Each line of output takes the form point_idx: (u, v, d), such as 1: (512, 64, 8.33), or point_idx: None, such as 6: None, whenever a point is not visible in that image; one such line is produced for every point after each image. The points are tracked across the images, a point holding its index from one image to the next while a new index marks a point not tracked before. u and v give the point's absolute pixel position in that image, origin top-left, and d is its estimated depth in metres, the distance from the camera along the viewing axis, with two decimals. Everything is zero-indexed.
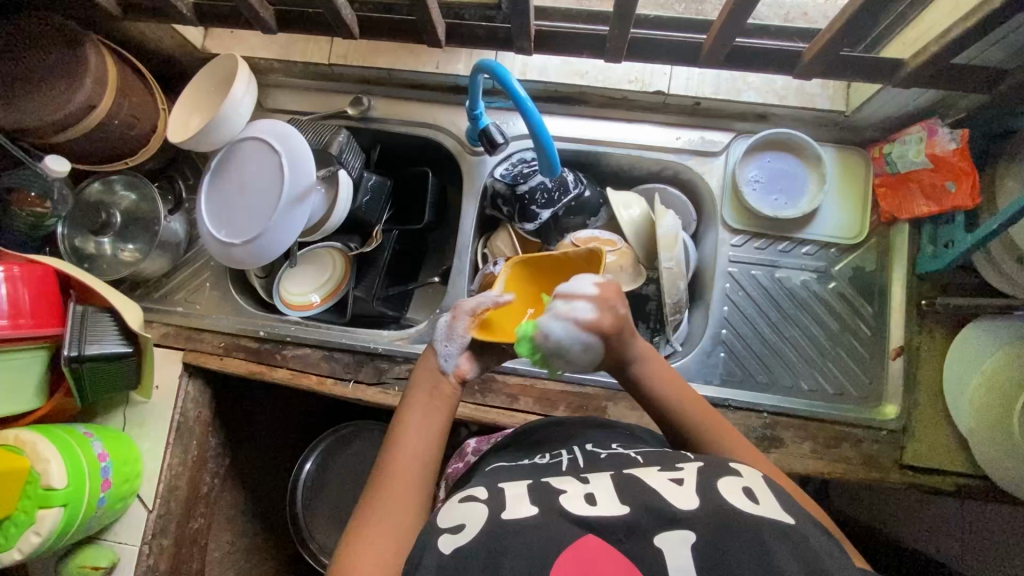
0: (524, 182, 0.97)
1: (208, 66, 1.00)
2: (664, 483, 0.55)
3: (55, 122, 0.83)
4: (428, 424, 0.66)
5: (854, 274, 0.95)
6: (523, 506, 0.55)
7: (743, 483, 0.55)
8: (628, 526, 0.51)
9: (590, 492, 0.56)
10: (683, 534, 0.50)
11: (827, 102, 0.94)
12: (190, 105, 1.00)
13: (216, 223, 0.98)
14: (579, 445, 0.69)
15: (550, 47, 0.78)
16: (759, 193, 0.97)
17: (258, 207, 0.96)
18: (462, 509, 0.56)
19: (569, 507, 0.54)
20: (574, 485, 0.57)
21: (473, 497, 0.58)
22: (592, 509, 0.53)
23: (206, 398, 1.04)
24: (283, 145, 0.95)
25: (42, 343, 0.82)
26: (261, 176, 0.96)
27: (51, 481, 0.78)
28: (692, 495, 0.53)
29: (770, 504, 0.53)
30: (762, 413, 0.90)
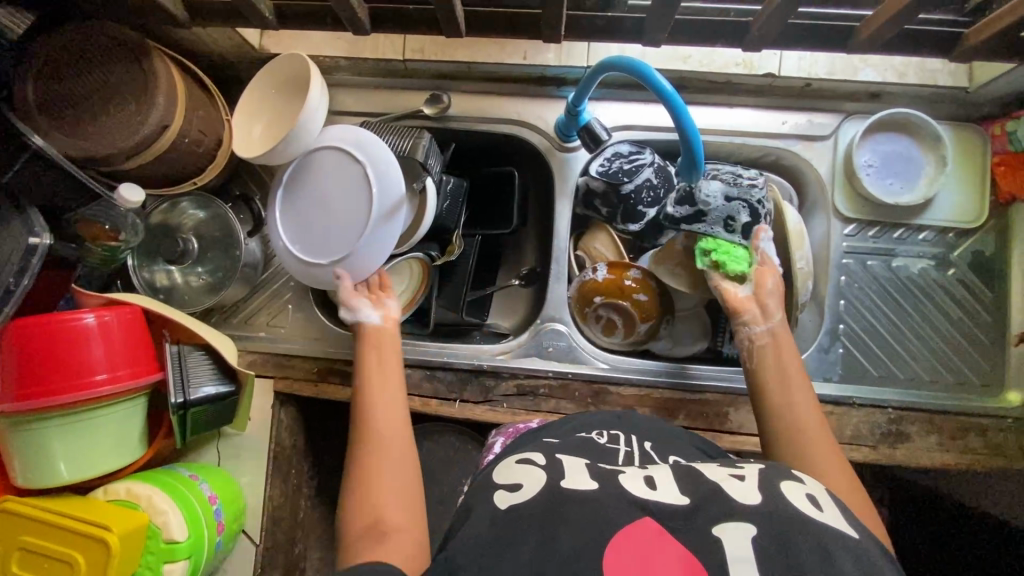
0: (629, 181, 0.90)
1: (270, 65, 0.88)
2: (729, 479, 0.56)
3: (128, 150, 0.74)
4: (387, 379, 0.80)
5: (973, 259, 0.91)
6: (583, 480, 0.58)
7: (806, 490, 0.54)
8: (687, 513, 0.51)
9: (649, 477, 0.58)
10: (745, 526, 0.49)
11: (949, 78, 0.88)
12: (251, 111, 0.89)
13: (294, 236, 0.89)
14: (636, 438, 0.73)
15: (682, 39, 0.71)
16: (874, 180, 0.91)
17: (342, 223, 0.87)
18: (519, 471, 0.61)
19: (628, 488, 0.55)
20: (635, 469, 0.60)
21: (531, 462, 0.63)
22: (654, 494, 0.54)
23: (297, 425, 0.99)
24: (365, 155, 0.87)
25: (143, 390, 0.76)
26: (343, 189, 0.88)
27: (174, 534, 0.75)
28: (759, 492, 0.53)
29: (836, 515, 0.51)
30: (887, 409, 0.88)
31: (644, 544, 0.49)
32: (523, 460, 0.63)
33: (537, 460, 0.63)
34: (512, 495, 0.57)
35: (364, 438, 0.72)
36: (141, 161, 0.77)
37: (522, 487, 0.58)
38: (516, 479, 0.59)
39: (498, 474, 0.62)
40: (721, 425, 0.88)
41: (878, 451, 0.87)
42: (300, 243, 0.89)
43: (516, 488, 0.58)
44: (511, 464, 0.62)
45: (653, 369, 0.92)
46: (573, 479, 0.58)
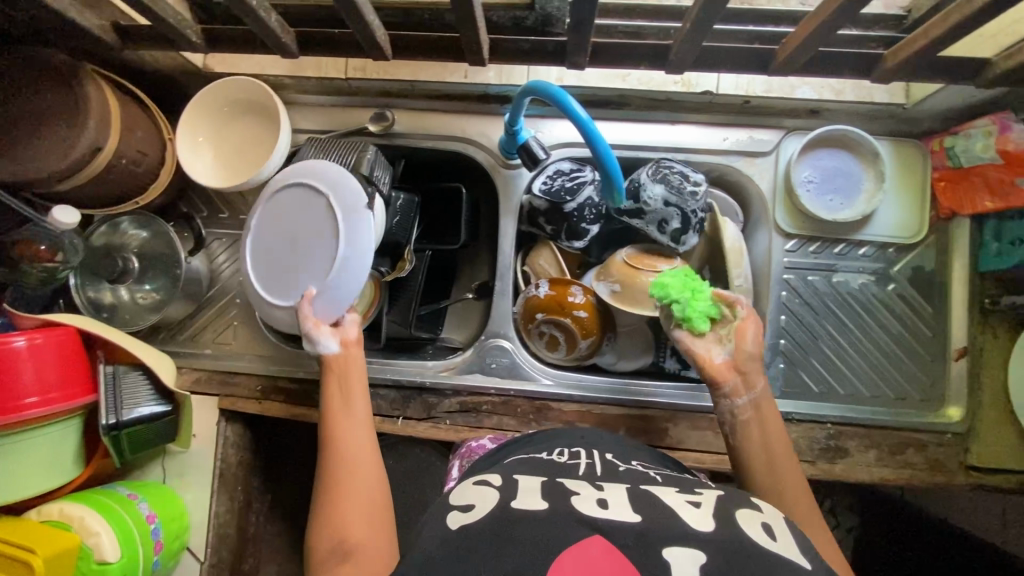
0: (571, 199, 0.90)
1: (231, 81, 0.89)
2: (683, 504, 0.56)
3: (61, 173, 0.75)
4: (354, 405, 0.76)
5: (913, 274, 0.92)
6: (535, 501, 0.56)
7: (762, 518, 0.56)
8: (637, 533, 0.51)
9: (602, 497, 0.57)
10: (693, 552, 0.49)
11: (887, 96, 0.89)
12: (206, 122, 0.91)
13: (258, 272, 0.84)
14: (596, 452, 0.72)
15: (606, 61, 0.72)
16: (814, 195, 0.92)
17: (309, 266, 0.81)
18: (474, 492, 0.60)
19: (578, 508, 0.54)
20: (588, 489, 0.59)
21: (485, 482, 0.62)
22: (604, 512, 0.54)
23: (245, 441, 1.00)
24: (336, 193, 0.81)
25: (76, 411, 0.77)
26: (313, 229, 0.82)
27: (106, 554, 0.75)
28: (712, 519, 0.53)
29: (788, 544, 0.52)
30: (826, 424, 0.89)
31: (591, 559, 0.49)
32: (480, 481, 0.62)
33: (492, 480, 0.62)
34: (464, 516, 0.56)
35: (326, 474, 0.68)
36: (76, 183, 0.77)
37: (476, 507, 0.57)
38: (470, 500, 0.58)
39: (455, 495, 0.61)
40: (661, 441, 0.89)
41: (816, 466, 0.88)
42: (264, 280, 0.84)
43: (469, 509, 0.57)
44: (468, 485, 0.62)
45: (595, 385, 0.92)
46: (524, 499, 0.57)
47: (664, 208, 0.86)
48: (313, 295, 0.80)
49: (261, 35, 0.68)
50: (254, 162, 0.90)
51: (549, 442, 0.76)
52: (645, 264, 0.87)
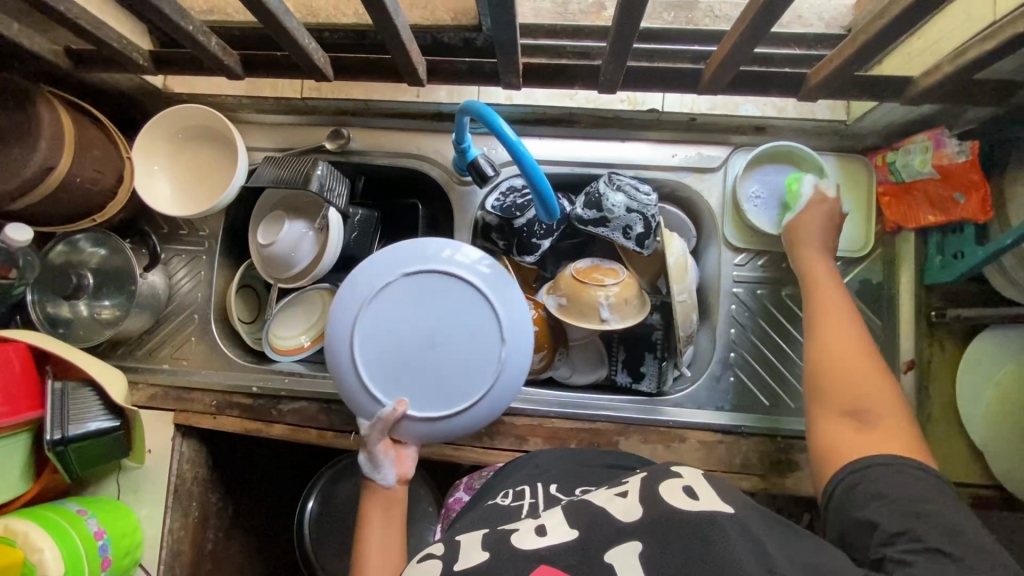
0: (521, 215, 0.92)
1: (191, 110, 0.94)
2: (611, 498, 0.58)
3: (13, 190, 0.77)
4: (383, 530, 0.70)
5: (861, 287, 0.93)
6: (477, 553, 0.56)
7: (684, 483, 0.57)
8: (578, 550, 0.52)
9: (540, 526, 0.58)
10: (631, 544, 0.51)
11: (828, 112, 0.91)
12: (169, 150, 0.97)
13: (362, 325, 0.68)
14: (541, 486, 0.75)
15: (540, 81, 0.74)
16: (762, 210, 0.93)
17: (439, 379, 0.68)
18: (420, 566, 0.58)
19: (519, 543, 0.55)
20: (526, 522, 0.60)
21: (431, 554, 0.60)
22: (543, 540, 0.54)
23: (202, 456, 1.00)
24: (508, 312, 0.69)
25: (24, 427, 0.78)
26: (477, 334, 0.68)
27: (49, 570, 0.75)
28: (637, 506, 0.55)
29: (710, 499, 0.54)
30: (776, 438, 0.89)
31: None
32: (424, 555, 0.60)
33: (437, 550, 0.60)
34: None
35: None
36: (28, 201, 0.79)
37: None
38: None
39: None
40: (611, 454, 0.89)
41: (767, 480, 0.87)
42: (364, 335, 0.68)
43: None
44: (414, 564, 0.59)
45: (547, 399, 0.93)
46: (465, 558, 0.56)
47: (626, 215, 0.89)
48: (404, 414, 0.69)
49: (203, 58, 0.71)
50: (216, 193, 0.97)
51: (504, 484, 0.78)
52: (592, 277, 0.88)
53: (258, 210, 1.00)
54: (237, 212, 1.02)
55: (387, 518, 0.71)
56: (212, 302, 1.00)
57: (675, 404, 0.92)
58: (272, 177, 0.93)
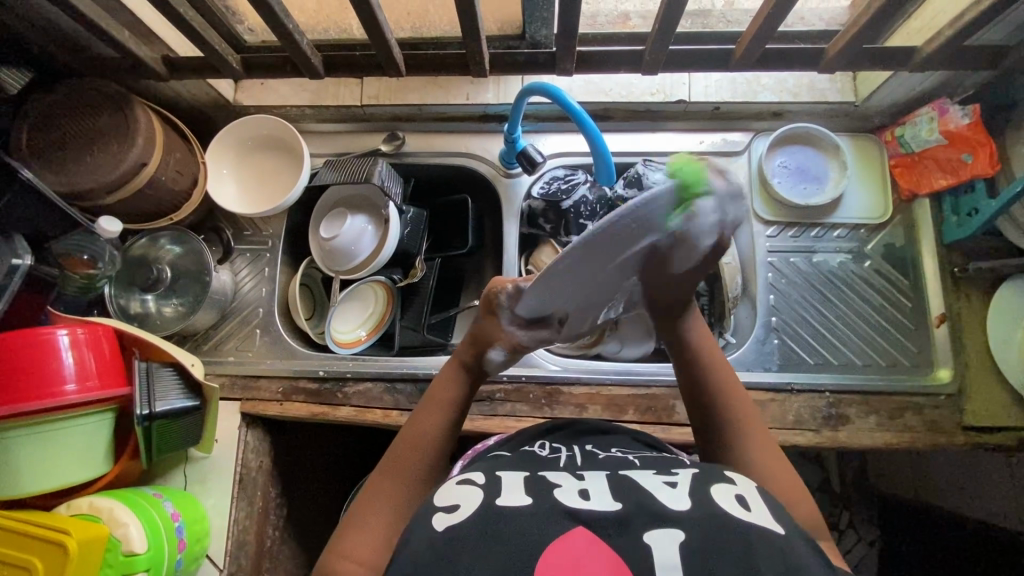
0: (567, 198, 0.99)
1: (260, 119, 1.02)
2: (659, 485, 0.56)
3: (109, 184, 0.83)
4: (442, 422, 0.70)
5: (886, 251, 1.00)
6: (518, 496, 0.55)
7: (736, 491, 0.56)
8: (618, 521, 0.51)
9: (584, 488, 0.56)
10: (674, 533, 0.49)
11: (838, 95, 1.01)
12: (238, 157, 1.05)
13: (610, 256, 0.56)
14: (578, 445, 0.71)
15: (590, 66, 0.83)
16: (789, 185, 1.01)
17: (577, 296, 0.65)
18: (459, 492, 0.56)
19: (563, 500, 0.53)
20: (569, 480, 0.58)
21: (471, 481, 0.58)
22: (587, 503, 0.53)
23: (265, 447, 1.02)
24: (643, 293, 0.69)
25: (111, 406, 0.81)
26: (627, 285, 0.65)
27: (134, 545, 0.76)
28: (687, 497, 0.53)
29: (762, 513, 0.53)
30: (825, 393, 0.93)
31: (578, 553, 0.48)
32: (464, 479, 0.58)
33: (476, 478, 0.59)
34: (450, 517, 0.53)
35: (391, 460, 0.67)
36: (121, 195, 0.86)
37: (462, 507, 0.54)
38: (456, 500, 0.55)
39: (438, 494, 0.57)
40: (669, 418, 0.92)
41: (821, 434, 0.91)
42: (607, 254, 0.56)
43: (456, 508, 0.54)
44: (453, 484, 0.58)
45: (601, 369, 0.97)
46: (509, 495, 0.55)
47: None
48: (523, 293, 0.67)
49: (295, 55, 0.80)
50: (281, 193, 1.04)
51: (536, 435, 0.75)
52: None
53: (317, 210, 1.09)
54: (297, 214, 1.10)
55: (442, 409, 0.71)
56: (276, 297, 1.04)
57: None
58: (334, 178, 1.00)
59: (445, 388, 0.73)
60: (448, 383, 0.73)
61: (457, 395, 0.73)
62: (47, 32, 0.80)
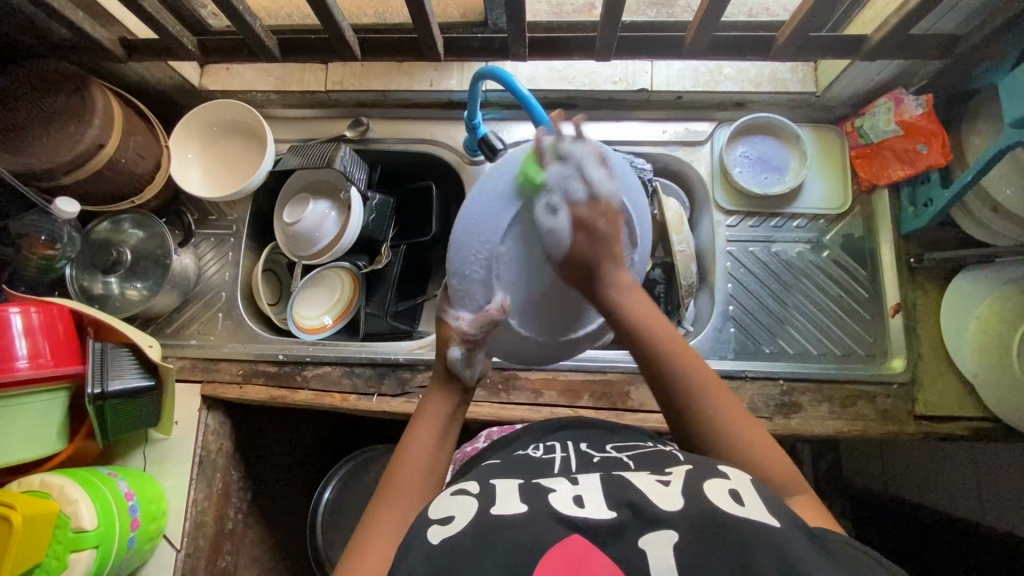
0: None
1: (223, 103, 1.03)
2: (653, 486, 0.56)
3: (65, 164, 0.84)
4: (439, 438, 0.66)
5: (845, 241, 1.00)
6: (514, 503, 0.55)
7: (730, 485, 0.55)
8: (614, 527, 0.51)
9: (578, 494, 0.56)
10: (666, 534, 0.50)
11: (799, 85, 1.01)
12: (202, 142, 1.05)
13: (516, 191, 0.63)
14: (572, 443, 0.71)
15: (543, 52, 0.84)
16: (750, 174, 1.02)
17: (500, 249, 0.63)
18: (454, 503, 0.57)
19: (557, 507, 0.54)
20: (564, 486, 0.58)
21: (464, 491, 0.60)
22: (581, 510, 0.53)
23: (226, 430, 1.02)
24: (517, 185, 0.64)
25: (63, 384, 0.82)
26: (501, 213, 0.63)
27: (83, 522, 0.77)
28: (679, 496, 0.53)
29: (757, 508, 0.52)
30: (779, 380, 0.93)
31: (577, 559, 0.49)
32: (457, 490, 0.60)
33: (470, 489, 0.60)
34: (445, 529, 0.54)
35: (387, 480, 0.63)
36: (78, 176, 0.86)
37: (456, 519, 0.55)
38: (450, 511, 0.56)
39: (433, 507, 0.58)
40: (623, 404, 0.93)
41: (774, 421, 0.91)
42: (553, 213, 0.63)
43: (449, 520, 0.55)
44: (446, 495, 0.59)
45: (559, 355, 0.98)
46: (504, 503, 0.55)
47: (625, 179, 0.98)
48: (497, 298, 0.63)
49: (247, 38, 0.81)
50: (244, 178, 1.04)
51: (530, 438, 0.75)
52: None
53: (282, 195, 1.09)
54: (263, 200, 1.10)
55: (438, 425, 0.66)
56: (239, 281, 1.05)
57: None
58: (297, 163, 1.01)
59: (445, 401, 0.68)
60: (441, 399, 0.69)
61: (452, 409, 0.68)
62: (4, 12, 0.80)
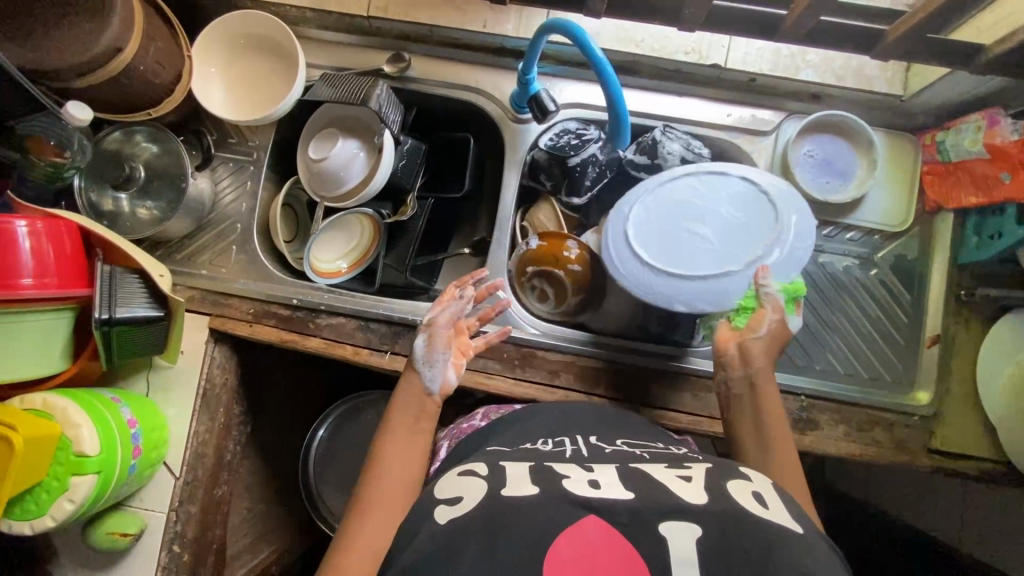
0: (575, 154, 0.93)
1: (254, 15, 0.93)
2: (673, 478, 0.55)
3: (80, 66, 0.76)
4: (410, 443, 0.70)
5: (896, 262, 0.95)
6: (526, 486, 0.54)
7: (752, 488, 0.55)
8: (630, 510, 0.50)
9: (594, 479, 0.55)
10: (691, 528, 0.48)
11: (885, 85, 0.94)
12: (228, 58, 0.97)
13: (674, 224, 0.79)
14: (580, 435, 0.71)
15: (621, 13, 0.74)
16: (811, 177, 0.95)
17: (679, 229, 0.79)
18: (461, 484, 0.57)
19: (572, 490, 0.53)
20: (578, 471, 0.57)
21: (473, 471, 0.59)
22: (596, 492, 0.53)
23: (231, 364, 1.00)
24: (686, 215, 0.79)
25: (69, 305, 0.78)
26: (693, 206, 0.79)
27: (85, 447, 0.75)
28: (703, 490, 0.52)
29: (780, 512, 0.51)
30: (800, 396, 0.91)
31: (590, 544, 0.48)
32: (466, 470, 0.59)
33: (479, 469, 0.59)
34: (452, 510, 0.54)
35: (359, 496, 0.65)
36: (93, 81, 0.79)
37: (464, 500, 0.54)
38: (457, 491, 0.56)
39: (439, 488, 0.58)
40: (640, 397, 0.91)
41: None
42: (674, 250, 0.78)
43: (458, 501, 0.55)
44: (454, 476, 0.59)
45: (582, 340, 0.94)
46: (514, 486, 0.55)
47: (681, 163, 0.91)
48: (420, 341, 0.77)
49: None
50: (272, 104, 0.96)
51: (541, 425, 0.73)
52: None
53: (308, 128, 1.01)
54: (288, 128, 1.03)
55: (410, 432, 0.71)
56: (256, 214, 0.99)
57: (705, 357, 0.93)
58: (329, 94, 0.92)
59: (406, 408, 0.73)
60: (405, 401, 0.73)
61: (415, 409, 0.73)
62: None
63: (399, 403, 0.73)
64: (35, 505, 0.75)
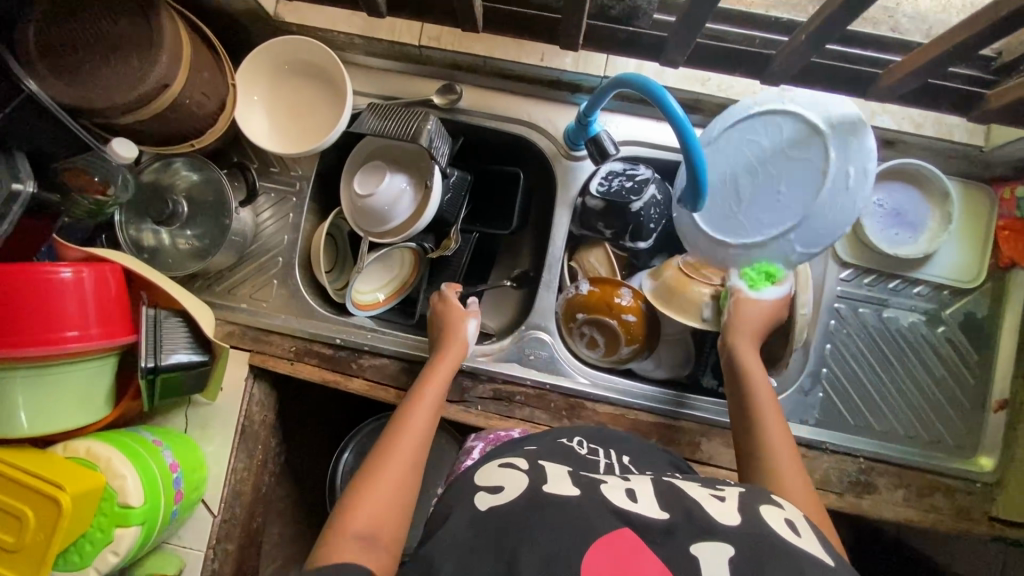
0: (636, 199, 0.88)
1: (300, 40, 0.89)
2: (707, 497, 0.52)
3: (126, 105, 0.73)
4: (440, 405, 0.75)
5: (965, 319, 0.91)
6: (566, 487, 0.53)
7: (786, 516, 0.51)
8: (665, 530, 0.48)
9: (631, 489, 0.54)
10: (721, 547, 0.45)
11: (965, 135, 0.88)
12: (271, 84, 0.92)
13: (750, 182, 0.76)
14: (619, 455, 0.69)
15: None
16: (879, 227, 0.91)
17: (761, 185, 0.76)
18: (500, 478, 0.56)
19: (610, 497, 0.51)
20: (616, 479, 0.56)
21: (510, 468, 0.59)
22: (635, 505, 0.50)
23: (269, 400, 0.98)
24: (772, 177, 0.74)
25: (113, 351, 0.76)
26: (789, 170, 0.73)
27: (130, 499, 0.73)
28: (738, 512, 0.49)
29: (814, 541, 0.48)
30: (858, 458, 0.88)
31: (624, 555, 0.45)
32: (504, 466, 0.59)
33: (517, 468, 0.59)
34: (493, 498, 0.53)
35: (382, 445, 0.68)
36: (138, 117, 0.75)
37: (503, 492, 0.54)
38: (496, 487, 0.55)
39: (477, 478, 0.58)
40: (693, 454, 0.87)
41: (844, 499, 0.86)
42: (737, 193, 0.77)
43: (495, 494, 0.54)
44: (492, 469, 0.59)
45: (634, 391, 0.90)
46: (555, 484, 0.54)
47: None
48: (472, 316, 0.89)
49: None
50: (317, 135, 0.92)
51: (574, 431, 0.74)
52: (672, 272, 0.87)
53: (351, 160, 0.97)
54: (330, 156, 0.99)
55: (439, 395, 0.76)
56: (297, 247, 0.96)
57: None
58: (377, 127, 0.88)
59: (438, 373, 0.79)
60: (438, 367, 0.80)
61: (445, 377, 0.79)
62: None
63: (422, 384, 0.77)
64: (78, 557, 0.73)
